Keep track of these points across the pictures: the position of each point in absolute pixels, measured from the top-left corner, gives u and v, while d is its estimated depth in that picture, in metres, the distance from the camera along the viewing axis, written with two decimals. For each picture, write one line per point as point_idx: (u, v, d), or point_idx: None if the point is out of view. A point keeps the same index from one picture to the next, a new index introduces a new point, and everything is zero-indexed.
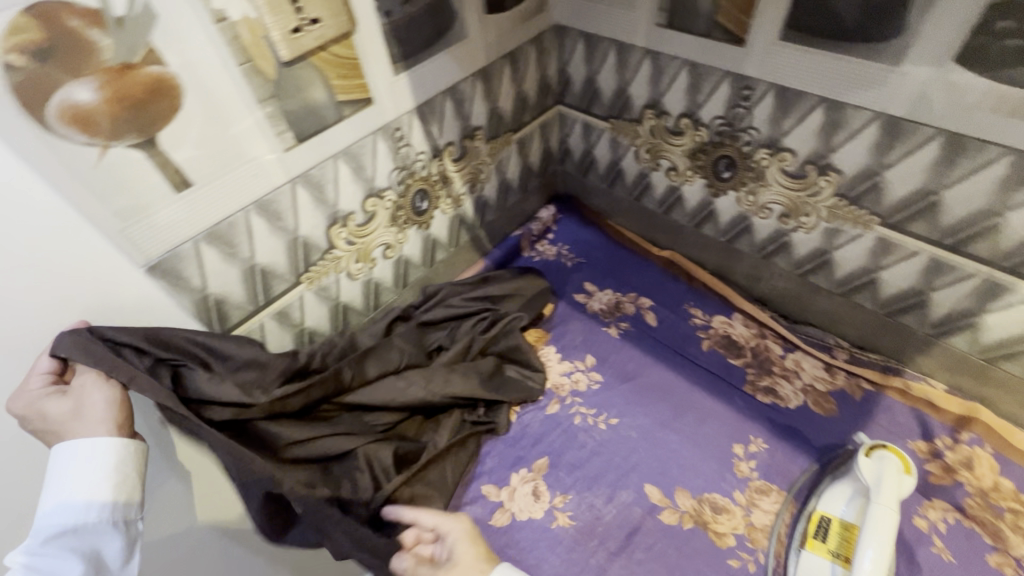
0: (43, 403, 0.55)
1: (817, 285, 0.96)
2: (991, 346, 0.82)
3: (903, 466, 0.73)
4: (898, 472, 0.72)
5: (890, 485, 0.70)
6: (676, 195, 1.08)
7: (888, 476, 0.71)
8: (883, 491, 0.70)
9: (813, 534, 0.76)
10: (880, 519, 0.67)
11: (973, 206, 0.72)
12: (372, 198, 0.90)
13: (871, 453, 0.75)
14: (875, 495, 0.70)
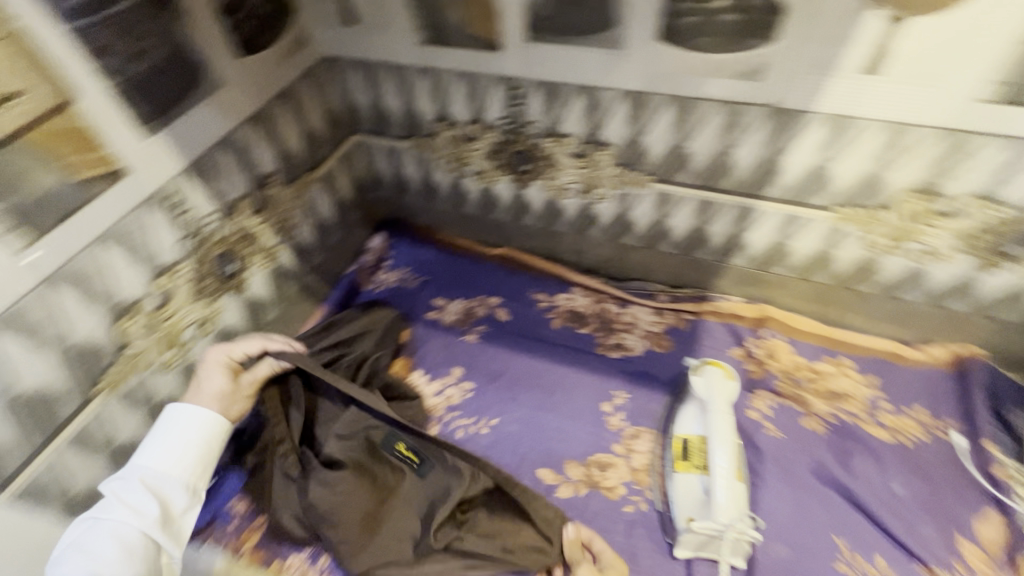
0: (211, 376, 0.78)
1: (629, 245, 1.04)
2: (764, 259, 0.95)
3: (724, 372, 0.85)
4: (722, 379, 0.83)
5: (719, 395, 0.81)
6: (490, 195, 1.07)
7: (716, 385, 0.82)
8: (715, 400, 0.81)
9: (679, 456, 0.82)
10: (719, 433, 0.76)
11: (710, 152, 0.81)
12: (161, 277, 0.75)
13: (700, 371, 0.86)
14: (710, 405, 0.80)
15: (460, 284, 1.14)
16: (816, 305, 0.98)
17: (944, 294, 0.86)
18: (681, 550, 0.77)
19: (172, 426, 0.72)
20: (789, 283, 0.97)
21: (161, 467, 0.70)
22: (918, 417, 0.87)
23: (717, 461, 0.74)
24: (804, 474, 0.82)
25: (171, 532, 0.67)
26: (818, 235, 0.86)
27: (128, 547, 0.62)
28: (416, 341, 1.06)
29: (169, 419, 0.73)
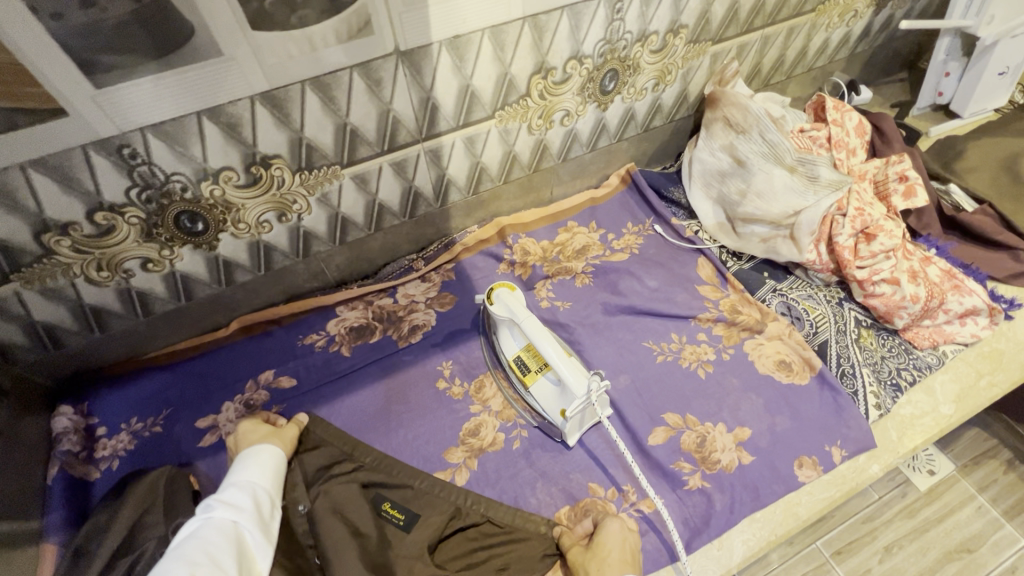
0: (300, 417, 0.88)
1: (359, 238, 1.00)
2: (471, 184, 1.02)
3: (508, 287, 0.91)
4: (511, 294, 0.89)
5: (520, 308, 0.86)
6: (179, 277, 0.87)
7: (511, 302, 0.87)
8: (520, 313, 0.85)
9: (523, 374, 0.88)
10: (540, 338, 0.81)
11: (373, 116, 0.81)
12: None
13: (493, 299, 0.89)
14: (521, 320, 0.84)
15: (216, 386, 0.94)
16: (528, 194, 1.13)
17: (594, 138, 1.08)
18: (571, 438, 0.86)
19: (254, 456, 0.74)
20: (501, 191, 1.08)
21: (255, 482, 0.70)
22: (632, 230, 1.12)
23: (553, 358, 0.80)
24: (601, 318, 0.99)
25: (264, 531, 0.65)
26: (496, 142, 0.96)
27: (230, 536, 0.61)
28: (212, 478, 0.85)
29: (249, 456, 0.74)
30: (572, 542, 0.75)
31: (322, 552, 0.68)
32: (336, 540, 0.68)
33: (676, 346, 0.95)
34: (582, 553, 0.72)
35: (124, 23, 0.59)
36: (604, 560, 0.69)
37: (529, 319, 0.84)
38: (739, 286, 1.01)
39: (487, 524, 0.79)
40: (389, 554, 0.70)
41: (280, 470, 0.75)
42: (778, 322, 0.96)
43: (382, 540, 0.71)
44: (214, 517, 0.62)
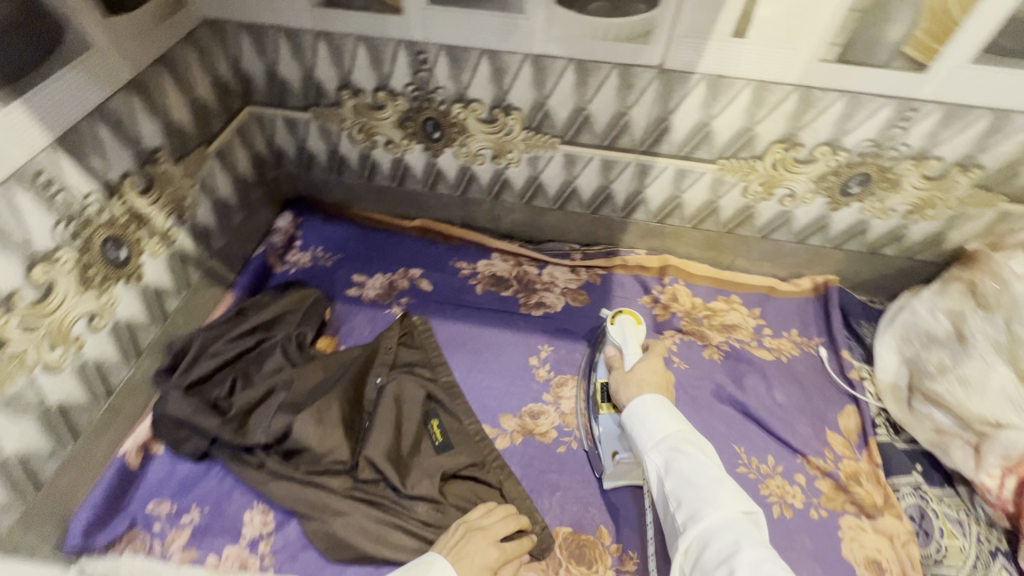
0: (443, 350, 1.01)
1: (541, 207, 1.09)
2: (658, 211, 1.04)
3: (635, 319, 0.92)
4: (634, 325, 0.91)
5: (633, 343, 0.88)
6: (403, 165, 1.06)
7: (629, 333, 0.89)
8: (629, 346, 0.88)
9: (601, 400, 0.89)
10: (627, 367, 0.85)
11: (610, 112, 0.87)
12: (38, 266, 0.65)
13: (615, 320, 0.91)
14: (624, 351, 0.88)
15: (379, 259, 1.14)
16: (708, 250, 1.10)
17: (806, 231, 1.01)
18: (606, 482, 0.86)
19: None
20: (684, 233, 1.08)
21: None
22: (793, 338, 1.02)
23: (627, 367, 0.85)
24: (706, 397, 0.94)
25: None
26: (704, 186, 0.96)
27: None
28: (340, 319, 1.05)
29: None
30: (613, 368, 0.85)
31: (371, 418, 0.87)
32: (382, 420, 0.86)
33: (765, 469, 0.87)
34: (621, 376, 0.82)
35: None
36: (641, 378, 0.79)
37: (631, 354, 0.87)
38: (878, 460, 0.87)
39: (483, 510, 0.79)
40: (410, 459, 0.85)
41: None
42: (898, 521, 0.81)
43: (413, 444, 0.86)
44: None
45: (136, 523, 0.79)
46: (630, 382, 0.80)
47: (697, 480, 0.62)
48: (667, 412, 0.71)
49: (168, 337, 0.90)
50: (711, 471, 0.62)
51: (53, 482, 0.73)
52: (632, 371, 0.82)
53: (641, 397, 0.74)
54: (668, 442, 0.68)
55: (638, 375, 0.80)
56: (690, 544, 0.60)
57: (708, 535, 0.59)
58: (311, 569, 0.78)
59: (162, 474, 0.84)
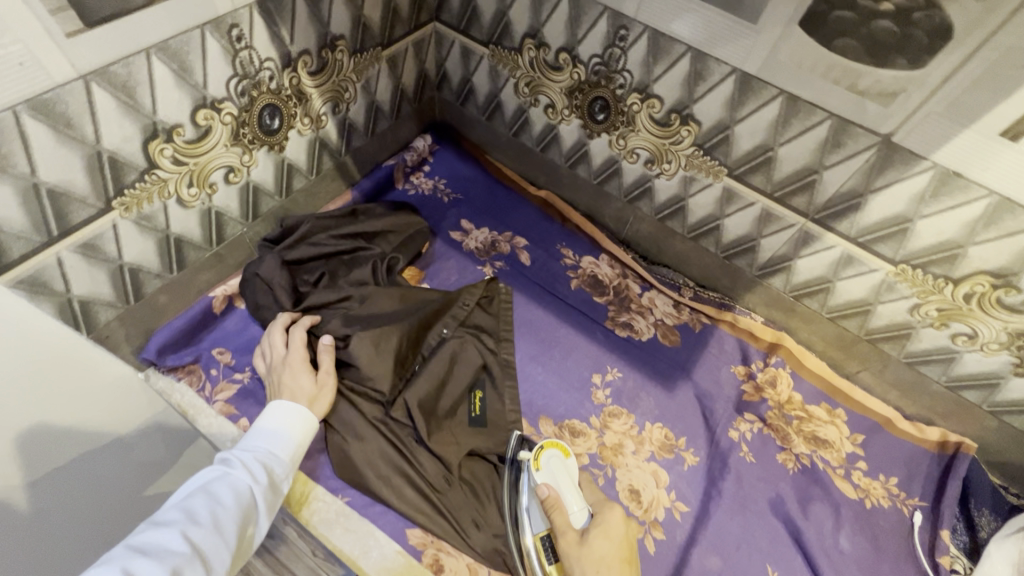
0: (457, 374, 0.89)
1: (673, 230, 1.00)
2: (799, 286, 0.91)
3: (562, 452, 0.81)
4: (563, 462, 0.79)
5: (571, 487, 0.76)
6: (553, 133, 1.01)
7: (561, 472, 0.78)
8: (571, 497, 0.75)
9: (546, 560, 0.74)
10: (583, 525, 0.73)
11: (799, 164, 0.75)
12: (204, 110, 0.69)
13: (541, 463, 0.79)
14: (567, 502, 0.74)
15: (492, 214, 1.12)
16: (835, 349, 0.96)
17: (965, 380, 0.84)
18: None
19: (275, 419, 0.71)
20: (818, 322, 0.94)
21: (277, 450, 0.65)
22: (888, 487, 0.88)
23: (581, 526, 0.72)
24: (759, 503, 0.85)
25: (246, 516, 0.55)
26: (867, 283, 0.82)
27: (243, 496, 0.56)
28: (434, 256, 1.06)
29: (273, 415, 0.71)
30: (561, 530, 0.70)
31: (422, 364, 0.87)
32: (431, 370, 0.86)
33: None
34: (574, 545, 0.69)
35: None
36: (599, 554, 0.67)
37: (577, 508, 0.74)
38: None
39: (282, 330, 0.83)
40: (443, 418, 0.85)
41: (304, 428, 0.71)
42: None
43: (449, 406, 0.86)
44: (233, 476, 0.57)
45: (199, 360, 0.87)
46: (585, 562, 0.66)
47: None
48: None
49: (285, 211, 0.95)
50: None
51: (151, 297, 0.80)
52: (588, 542, 0.68)
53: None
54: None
55: (596, 551, 0.67)
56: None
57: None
58: (318, 473, 0.82)
59: (235, 328, 0.90)
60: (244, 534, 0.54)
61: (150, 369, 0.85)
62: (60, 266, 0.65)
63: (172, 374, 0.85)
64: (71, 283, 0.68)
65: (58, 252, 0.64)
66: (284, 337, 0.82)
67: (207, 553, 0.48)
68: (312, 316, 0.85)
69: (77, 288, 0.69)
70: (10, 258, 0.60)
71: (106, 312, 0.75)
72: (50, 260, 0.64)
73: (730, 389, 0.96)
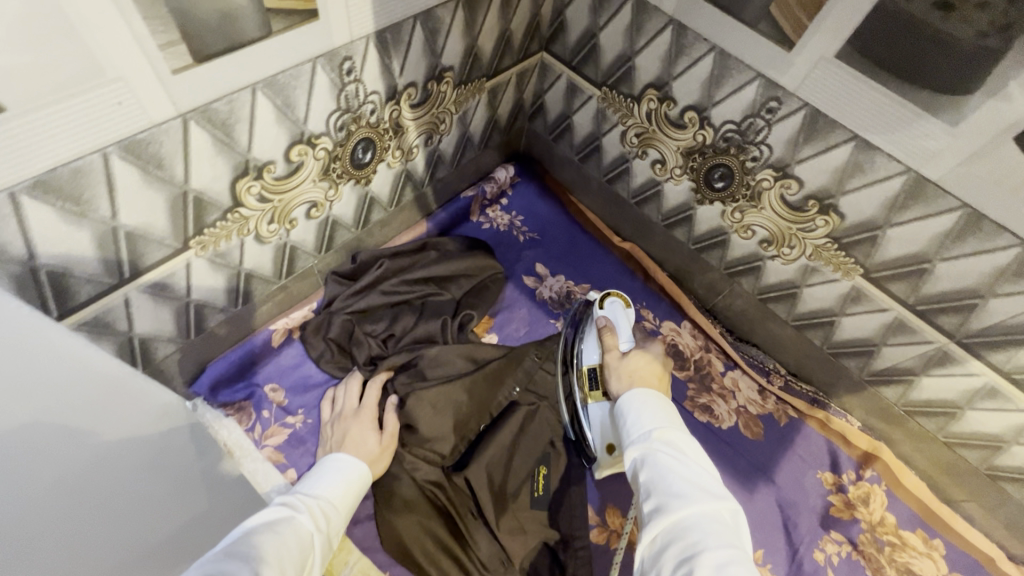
0: (523, 448, 0.80)
1: (775, 313, 0.90)
2: (915, 402, 0.81)
3: (623, 301, 0.85)
4: (622, 309, 0.83)
5: (625, 326, 0.79)
6: (655, 189, 0.91)
7: (621, 314, 0.81)
8: (624, 329, 0.78)
9: (586, 386, 0.76)
10: (626, 349, 0.74)
11: (961, 284, 0.65)
12: (299, 146, 0.61)
13: (604, 304, 0.83)
14: (619, 334, 0.77)
15: (570, 261, 1.04)
16: (940, 472, 0.86)
17: None
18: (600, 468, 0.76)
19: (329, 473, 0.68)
20: (927, 441, 0.84)
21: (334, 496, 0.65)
22: None
23: (626, 349, 0.74)
24: None
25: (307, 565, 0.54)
26: (1008, 420, 0.72)
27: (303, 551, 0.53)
28: (504, 302, 0.98)
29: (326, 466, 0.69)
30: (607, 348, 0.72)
31: (486, 430, 0.80)
32: (496, 439, 0.78)
33: None
34: (614, 360, 0.70)
35: (945, 46, 0.52)
36: (634, 368, 0.67)
37: (626, 339, 0.76)
38: None
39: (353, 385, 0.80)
40: (506, 500, 0.77)
41: (360, 482, 0.69)
42: None
43: (513, 484, 0.78)
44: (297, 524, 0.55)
45: (251, 397, 0.81)
46: (617, 372, 0.68)
47: (679, 482, 0.49)
48: (667, 411, 0.58)
49: (357, 241, 0.87)
50: (697, 469, 0.50)
51: (212, 330, 0.74)
52: (626, 358, 0.69)
53: (629, 392, 0.62)
54: (643, 439, 0.55)
55: (633, 366, 0.67)
56: (647, 541, 0.48)
57: (680, 525, 0.46)
58: (366, 543, 0.75)
59: (292, 364, 0.84)
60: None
61: (198, 400, 0.78)
62: (127, 307, 0.59)
63: (222, 409, 0.79)
64: (134, 323, 0.61)
65: (127, 293, 0.57)
66: (360, 390, 0.80)
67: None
68: (387, 373, 0.81)
69: (139, 326, 0.62)
70: (77, 301, 0.53)
71: (165, 347, 0.69)
72: (117, 302, 0.57)
73: (816, 500, 0.87)
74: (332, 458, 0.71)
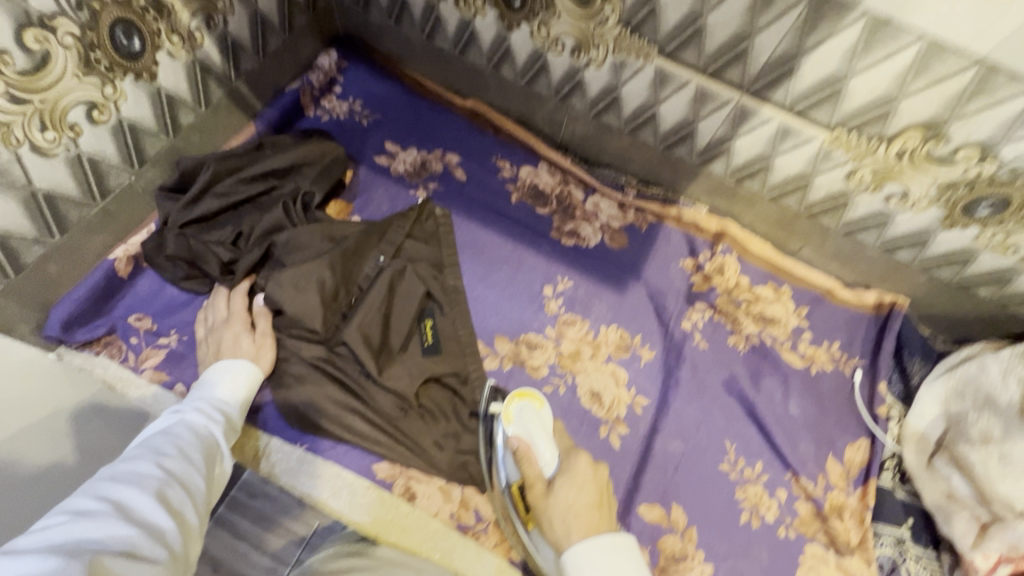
0: (399, 307, 0.84)
1: (610, 125, 0.95)
2: (739, 169, 0.89)
3: (536, 401, 0.75)
4: (536, 410, 0.74)
5: (542, 435, 0.71)
6: (469, 30, 0.92)
7: (534, 424, 0.72)
8: (542, 443, 0.70)
9: (522, 512, 0.71)
10: (552, 473, 0.68)
11: (730, 30, 0.70)
12: (32, 30, 0.57)
13: (511, 415, 0.74)
14: (538, 452, 0.69)
15: (418, 132, 1.03)
16: (777, 229, 0.97)
17: (899, 242, 0.86)
18: None
19: (214, 376, 0.71)
20: (760, 204, 0.94)
21: (226, 394, 0.69)
22: (831, 352, 0.91)
23: (550, 475, 0.68)
24: (715, 384, 0.87)
25: (210, 457, 0.60)
26: (804, 155, 0.81)
27: (203, 439, 0.61)
28: (360, 186, 0.97)
29: (212, 372, 0.71)
30: (529, 483, 0.68)
31: (359, 299, 0.82)
32: (370, 303, 0.81)
33: (749, 474, 0.81)
34: (541, 497, 0.66)
35: None
36: (566, 506, 0.63)
37: (547, 456, 0.69)
38: (871, 501, 0.79)
39: (217, 295, 0.80)
40: (394, 355, 0.81)
41: (251, 380, 0.73)
42: (865, 565, 0.75)
43: (397, 340, 0.82)
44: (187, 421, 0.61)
45: (116, 330, 0.79)
46: (551, 514, 0.63)
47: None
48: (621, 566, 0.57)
49: (178, 151, 0.83)
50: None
51: (37, 267, 0.71)
52: (554, 495, 0.64)
53: (575, 547, 0.59)
54: None
55: (564, 503, 0.63)
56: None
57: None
58: (272, 426, 0.78)
59: (149, 290, 0.82)
60: (216, 471, 0.60)
61: (63, 349, 0.76)
62: None
63: (89, 349, 0.77)
64: None
65: None
66: (226, 300, 0.80)
67: (181, 475, 0.55)
68: (249, 277, 0.81)
69: None
70: None
71: None
72: None
73: (680, 283, 0.96)
74: (213, 365, 0.72)
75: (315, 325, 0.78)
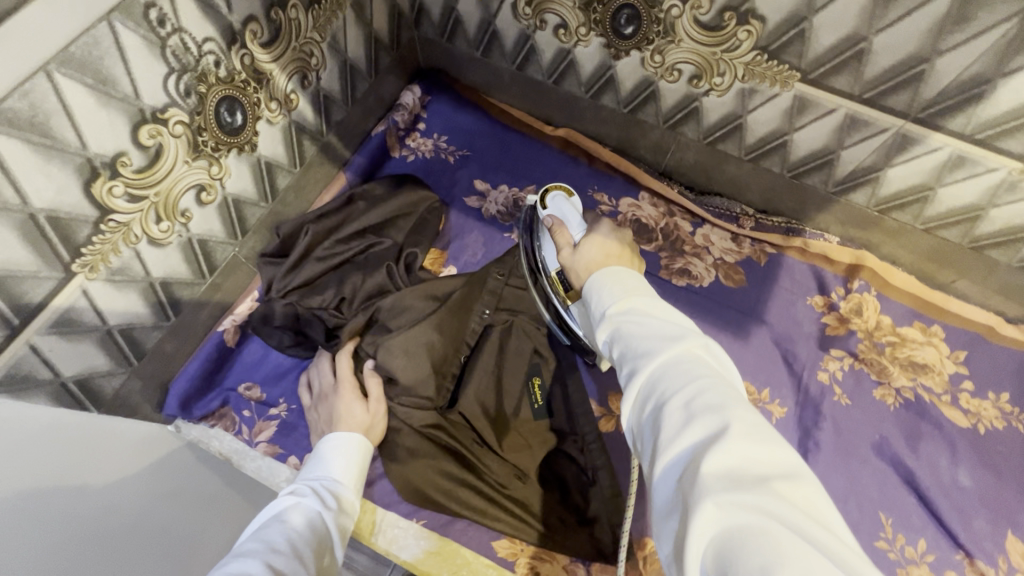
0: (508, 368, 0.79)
1: (726, 153, 0.85)
2: (887, 199, 0.78)
3: (565, 193, 0.75)
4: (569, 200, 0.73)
5: (574, 216, 0.69)
6: (568, 60, 0.86)
7: (567, 207, 0.71)
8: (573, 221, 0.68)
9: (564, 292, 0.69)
10: (579, 239, 0.65)
11: (902, 53, 0.62)
12: (147, 126, 0.55)
13: (547, 204, 0.74)
14: (568, 227, 0.68)
15: (508, 168, 0.96)
16: (928, 260, 0.84)
17: None
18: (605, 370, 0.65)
19: (328, 454, 0.66)
20: (909, 234, 0.82)
21: (338, 473, 0.64)
22: (1001, 406, 0.79)
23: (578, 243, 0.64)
24: (861, 447, 0.77)
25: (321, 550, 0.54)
26: (979, 185, 0.69)
27: (318, 531, 0.55)
28: (453, 232, 0.92)
29: (324, 447, 0.67)
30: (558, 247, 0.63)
31: (467, 360, 0.79)
32: (483, 364, 0.78)
33: (912, 553, 0.71)
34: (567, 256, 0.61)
35: None
36: (589, 259, 0.57)
37: (577, 229, 0.67)
38: None
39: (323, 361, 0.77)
40: (507, 421, 0.77)
41: (363, 462, 0.68)
42: None
43: (509, 404, 0.77)
44: (304, 506, 0.56)
45: (228, 403, 0.78)
46: (577, 271, 0.58)
47: (646, 340, 0.41)
48: (624, 279, 0.49)
49: (275, 216, 0.81)
50: (662, 321, 0.42)
51: (156, 350, 0.71)
52: (577, 252, 0.59)
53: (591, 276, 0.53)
54: (603, 320, 0.46)
55: (587, 258, 0.58)
56: (629, 405, 0.40)
57: (655, 377, 0.39)
58: (386, 499, 0.76)
59: (256, 358, 0.80)
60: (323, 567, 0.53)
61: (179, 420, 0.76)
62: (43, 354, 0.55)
63: (204, 422, 0.77)
64: (58, 366, 0.58)
65: (30, 340, 0.53)
66: (331, 365, 0.76)
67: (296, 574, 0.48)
68: (353, 340, 0.77)
69: (68, 368, 0.59)
70: None
71: (111, 380, 0.66)
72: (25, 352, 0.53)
73: (810, 326, 0.85)
74: (327, 439, 0.68)
75: (428, 392, 0.76)
